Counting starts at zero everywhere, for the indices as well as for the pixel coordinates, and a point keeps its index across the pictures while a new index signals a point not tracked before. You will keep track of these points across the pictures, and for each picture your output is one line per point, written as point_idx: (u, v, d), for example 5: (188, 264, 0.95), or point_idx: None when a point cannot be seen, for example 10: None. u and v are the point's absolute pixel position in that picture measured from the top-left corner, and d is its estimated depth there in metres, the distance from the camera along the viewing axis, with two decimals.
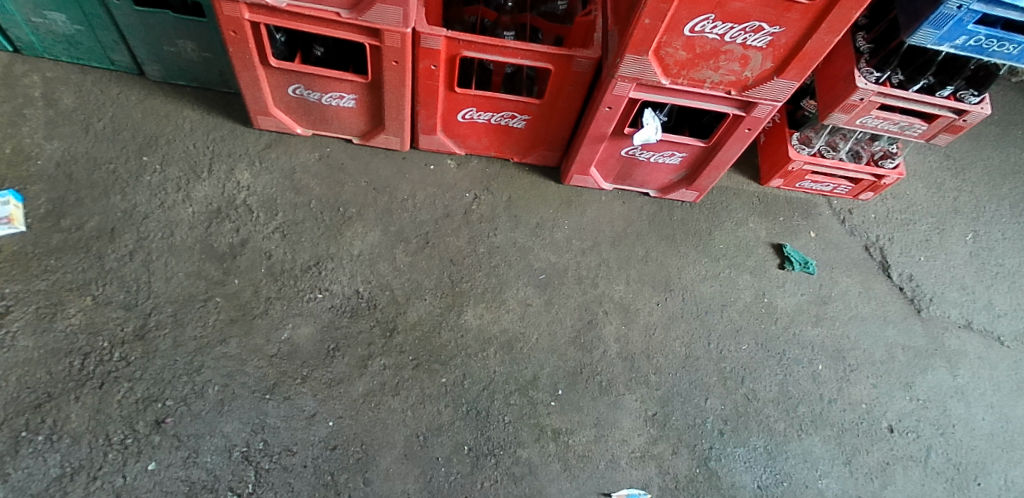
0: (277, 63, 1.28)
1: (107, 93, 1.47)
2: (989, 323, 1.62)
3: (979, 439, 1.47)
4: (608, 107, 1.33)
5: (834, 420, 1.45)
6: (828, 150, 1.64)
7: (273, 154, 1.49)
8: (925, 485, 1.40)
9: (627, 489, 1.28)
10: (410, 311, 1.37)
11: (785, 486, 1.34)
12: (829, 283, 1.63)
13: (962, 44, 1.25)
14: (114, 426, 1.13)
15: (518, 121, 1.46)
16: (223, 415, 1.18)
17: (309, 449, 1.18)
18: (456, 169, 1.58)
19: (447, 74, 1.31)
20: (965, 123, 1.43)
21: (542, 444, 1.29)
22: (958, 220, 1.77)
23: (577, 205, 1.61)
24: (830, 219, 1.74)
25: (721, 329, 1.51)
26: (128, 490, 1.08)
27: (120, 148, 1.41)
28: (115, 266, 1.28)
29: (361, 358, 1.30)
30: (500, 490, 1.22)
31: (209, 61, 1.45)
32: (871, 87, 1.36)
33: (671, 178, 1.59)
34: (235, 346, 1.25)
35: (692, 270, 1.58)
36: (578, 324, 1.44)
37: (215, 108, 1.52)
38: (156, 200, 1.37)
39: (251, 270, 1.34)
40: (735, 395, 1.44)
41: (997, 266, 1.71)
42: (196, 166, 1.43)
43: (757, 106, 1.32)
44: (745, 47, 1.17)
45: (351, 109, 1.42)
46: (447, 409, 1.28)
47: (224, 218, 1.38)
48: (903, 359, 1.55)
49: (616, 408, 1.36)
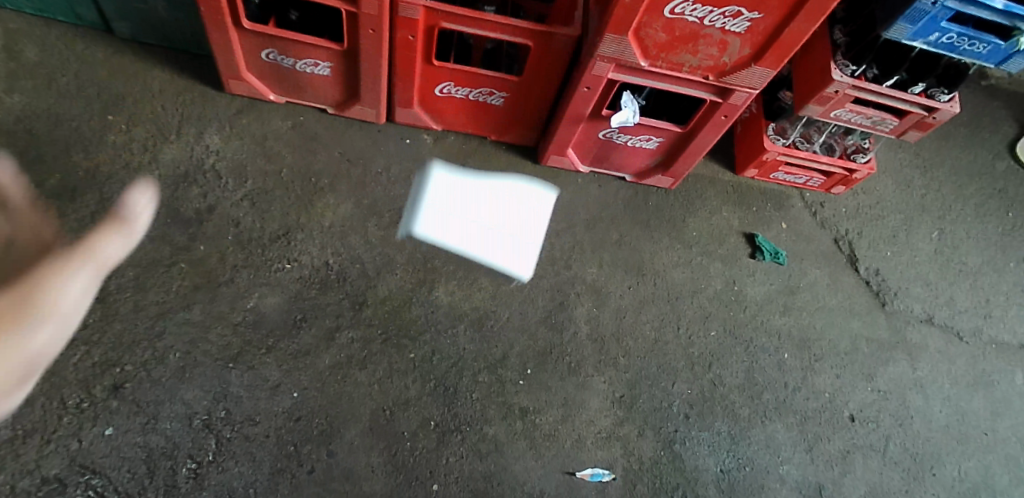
0: (250, 26, 1.24)
1: (72, 48, 1.42)
2: (950, 319, 1.67)
3: (935, 431, 1.52)
4: (586, 87, 1.34)
5: (798, 408, 1.48)
6: (802, 142, 1.67)
7: (244, 119, 1.46)
8: (882, 473, 1.45)
9: (592, 468, 1.31)
10: (380, 285, 1.37)
11: (746, 471, 1.39)
12: (798, 273, 1.66)
13: (935, 40, 1.28)
14: (69, 389, 1.12)
15: (496, 99, 1.46)
16: (183, 382, 1.18)
17: (272, 420, 1.20)
18: (432, 144, 1.57)
19: (425, 45, 1.30)
20: (934, 120, 1.46)
21: (509, 422, 1.31)
22: (925, 217, 1.81)
23: (553, 186, 1.62)
24: (801, 211, 1.76)
25: (690, 315, 1.53)
26: (84, 454, 1.09)
27: (84, 105, 1.37)
28: (74, 227, 1.24)
29: (329, 330, 1.30)
30: (465, 466, 1.25)
31: (180, 20, 1.40)
32: (846, 80, 1.38)
33: (647, 163, 1.61)
34: (199, 313, 1.24)
35: (664, 256, 1.59)
36: (549, 305, 1.45)
37: (185, 70, 1.47)
38: (120, 161, 1.33)
39: (218, 237, 1.32)
40: (703, 380, 1.46)
41: (961, 264, 1.75)
42: (163, 128, 1.39)
43: (734, 93, 1.33)
44: (723, 33, 1.19)
45: (327, 77, 1.40)
46: (414, 383, 1.30)
47: (191, 183, 1.35)
48: (867, 350, 1.59)
49: (584, 389, 1.39)
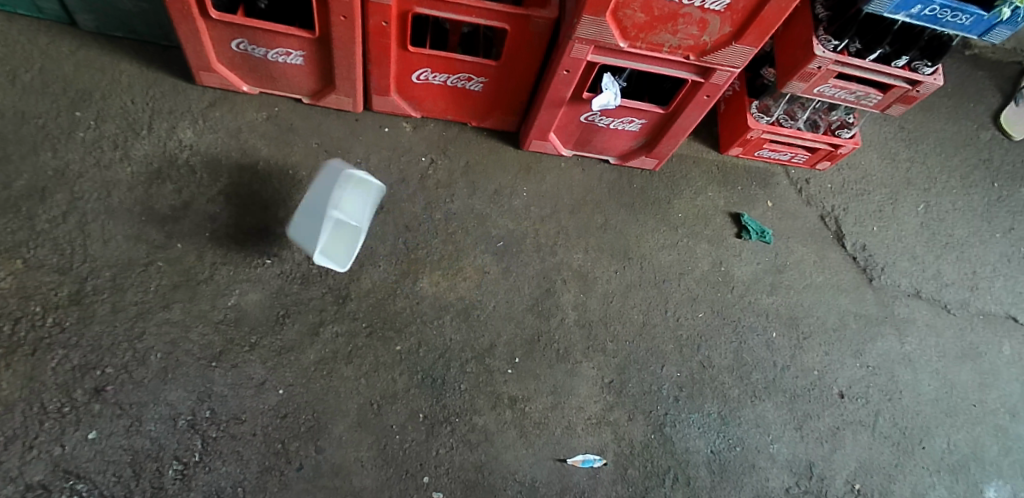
0: (218, 15, 1.21)
1: (35, 43, 1.38)
2: (937, 292, 1.67)
3: (924, 404, 1.53)
4: (566, 70, 1.32)
5: (787, 386, 1.49)
6: (786, 119, 1.65)
7: (217, 112, 1.43)
8: (872, 449, 1.46)
9: (583, 455, 1.31)
10: (363, 278, 1.36)
11: (737, 451, 1.39)
12: (785, 252, 1.65)
13: (917, 13, 1.26)
14: (49, 394, 1.10)
15: (475, 84, 1.43)
16: (166, 383, 1.17)
17: (258, 418, 1.18)
18: (412, 132, 1.54)
19: (400, 31, 1.27)
20: (918, 94, 1.46)
21: (498, 411, 1.30)
22: (911, 191, 1.81)
23: (536, 172, 1.60)
24: (787, 189, 1.75)
25: (678, 297, 1.53)
26: (68, 459, 1.06)
27: (51, 102, 1.33)
28: (46, 229, 1.21)
29: (313, 325, 1.29)
30: (455, 457, 1.24)
31: (146, 12, 1.36)
32: (829, 55, 1.37)
33: (631, 145, 1.59)
34: (179, 311, 1.22)
35: (650, 238, 1.59)
36: (535, 292, 1.45)
37: (154, 63, 1.44)
38: (91, 159, 1.30)
39: (195, 234, 1.29)
40: (691, 363, 1.46)
41: (947, 236, 1.75)
42: (134, 123, 1.36)
43: (715, 72, 1.31)
44: (703, 11, 1.17)
45: (300, 66, 1.37)
46: (401, 376, 1.29)
47: (165, 179, 1.32)
48: (855, 326, 1.59)
49: (573, 375, 1.38)
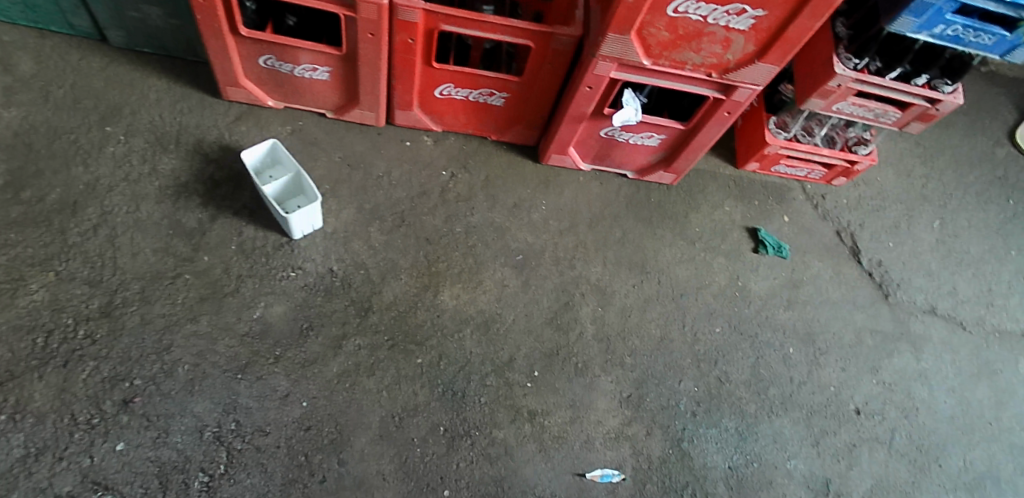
0: (248, 32, 1.22)
1: (67, 59, 1.40)
2: (953, 309, 1.67)
3: (940, 421, 1.53)
4: (588, 87, 1.32)
5: (803, 402, 1.49)
6: (803, 135, 1.66)
7: (243, 126, 1.44)
8: (888, 465, 1.46)
9: (601, 469, 1.32)
10: (385, 291, 1.37)
11: (754, 467, 1.39)
12: (801, 267, 1.66)
13: (940, 32, 1.27)
14: (79, 405, 1.11)
15: (497, 99, 1.44)
16: (193, 394, 1.18)
17: (283, 430, 1.19)
18: (433, 146, 1.56)
19: (425, 48, 1.28)
20: (937, 112, 1.47)
21: (518, 425, 1.31)
22: (926, 207, 1.81)
23: (555, 185, 1.61)
24: (803, 203, 1.76)
25: (695, 312, 1.54)
26: (97, 470, 1.08)
27: (81, 117, 1.35)
28: (77, 242, 1.24)
29: (336, 338, 1.30)
30: (475, 471, 1.25)
31: (175, 28, 1.38)
32: (849, 73, 1.37)
33: (649, 159, 1.60)
34: (206, 324, 1.24)
35: (668, 252, 1.60)
36: (554, 305, 1.46)
37: (181, 78, 1.46)
38: (120, 173, 1.32)
39: (221, 247, 1.31)
40: (709, 377, 1.47)
41: (963, 253, 1.76)
42: (162, 137, 1.38)
43: (737, 89, 1.32)
44: (727, 30, 1.17)
45: (325, 82, 1.38)
46: (422, 389, 1.30)
47: (192, 193, 1.34)
48: (871, 343, 1.59)
49: (591, 389, 1.39)
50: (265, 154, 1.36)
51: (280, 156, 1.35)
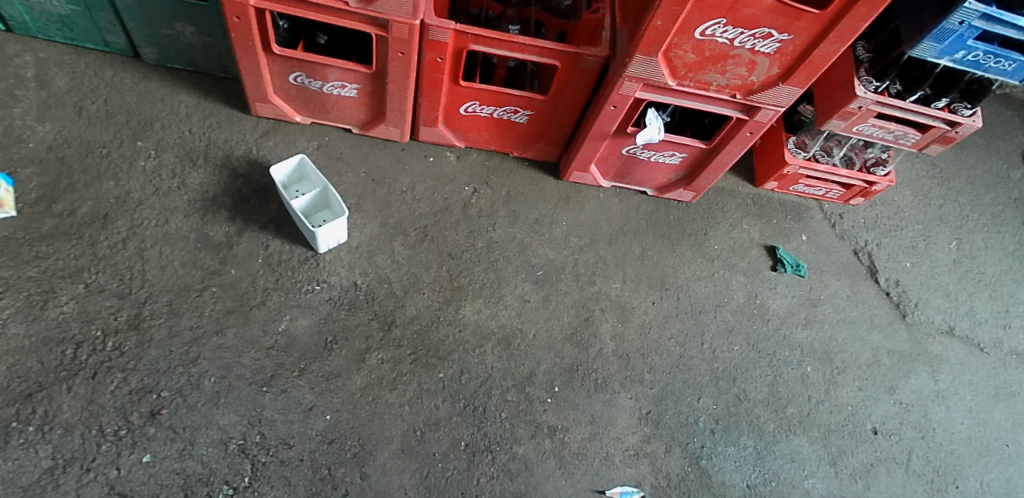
0: (280, 51, 1.24)
1: (101, 75, 1.43)
2: (970, 330, 1.67)
3: (958, 442, 1.53)
4: (613, 106, 1.34)
5: (821, 421, 1.49)
6: (822, 155, 1.67)
7: (270, 141, 1.46)
8: (906, 486, 1.45)
9: (621, 486, 1.32)
10: (408, 305, 1.38)
11: (773, 486, 1.39)
12: (818, 285, 1.67)
13: (961, 58, 1.28)
14: (107, 417, 1.13)
15: (521, 116, 1.46)
16: (219, 407, 1.19)
17: (306, 443, 1.20)
18: (455, 162, 1.57)
19: (453, 66, 1.30)
20: (956, 135, 1.47)
21: (538, 440, 1.32)
22: (943, 227, 1.82)
23: (576, 201, 1.62)
24: (821, 222, 1.77)
25: (714, 329, 1.54)
26: (123, 482, 1.09)
27: (113, 131, 1.37)
28: (107, 254, 1.25)
29: (359, 352, 1.31)
30: (496, 486, 1.25)
31: (207, 45, 1.41)
32: (870, 95, 1.38)
33: (669, 177, 1.61)
34: (232, 337, 1.25)
35: (686, 269, 1.60)
36: (575, 321, 1.47)
37: (211, 93, 1.48)
38: (150, 187, 1.34)
39: (248, 260, 1.33)
40: (727, 395, 1.48)
41: (979, 273, 1.76)
42: (191, 152, 1.40)
43: (760, 110, 1.33)
44: (753, 53, 1.18)
45: (353, 99, 1.40)
46: (444, 403, 1.31)
47: (220, 206, 1.36)
48: (888, 363, 1.60)
49: (611, 406, 1.40)
50: (292, 170, 1.38)
51: (307, 172, 1.37)
